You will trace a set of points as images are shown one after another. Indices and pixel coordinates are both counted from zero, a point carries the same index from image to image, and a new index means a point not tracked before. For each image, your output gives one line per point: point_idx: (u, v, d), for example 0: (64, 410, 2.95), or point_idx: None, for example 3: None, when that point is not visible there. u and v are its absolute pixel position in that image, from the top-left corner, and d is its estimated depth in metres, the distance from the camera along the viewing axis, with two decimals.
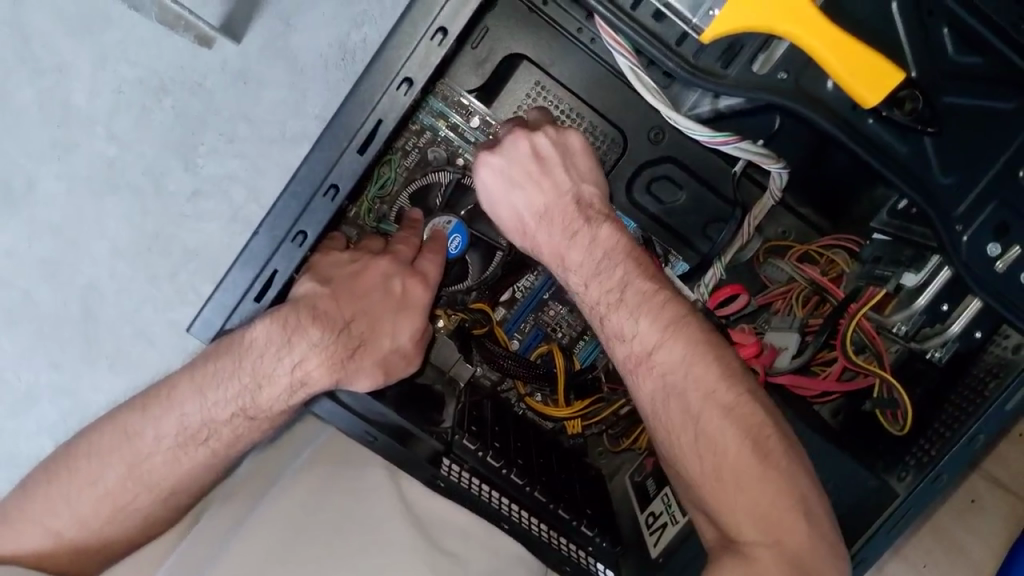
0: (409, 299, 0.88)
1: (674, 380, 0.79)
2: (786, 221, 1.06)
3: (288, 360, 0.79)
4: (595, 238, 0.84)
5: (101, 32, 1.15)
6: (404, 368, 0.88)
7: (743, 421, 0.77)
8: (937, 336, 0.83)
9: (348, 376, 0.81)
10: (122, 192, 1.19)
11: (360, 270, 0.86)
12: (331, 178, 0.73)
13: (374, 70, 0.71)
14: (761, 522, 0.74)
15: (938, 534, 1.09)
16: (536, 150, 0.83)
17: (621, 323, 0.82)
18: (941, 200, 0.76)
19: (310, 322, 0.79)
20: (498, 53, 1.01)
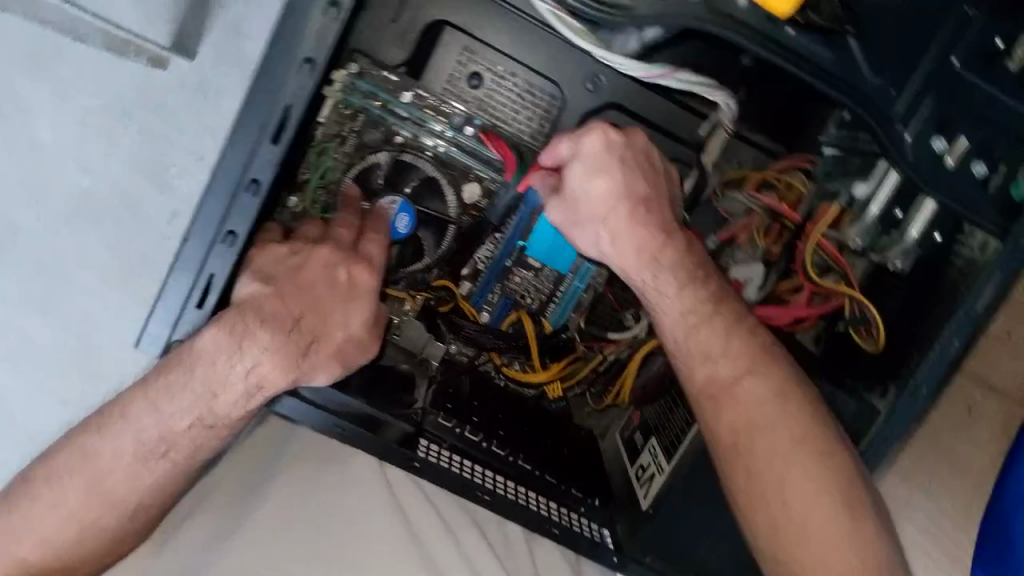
0: (357, 287, 0.83)
1: (762, 416, 0.81)
2: (742, 152, 1.01)
3: (241, 366, 0.76)
4: (664, 258, 0.83)
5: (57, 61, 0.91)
6: (360, 357, 0.83)
7: (833, 471, 0.79)
8: (896, 245, 0.81)
9: (304, 374, 0.78)
10: (104, 220, 0.94)
11: (301, 262, 0.82)
12: (250, 172, 0.71)
13: (277, 54, 0.69)
14: (817, 533, 0.78)
15: (936, 447, 1.03)
16: (638, 144, 0.81)
17: (710, 342, 0.84)
18: (876, 102, 0.74)
19: (256, 324, 0.76)
20: (420, 22, 0.99)
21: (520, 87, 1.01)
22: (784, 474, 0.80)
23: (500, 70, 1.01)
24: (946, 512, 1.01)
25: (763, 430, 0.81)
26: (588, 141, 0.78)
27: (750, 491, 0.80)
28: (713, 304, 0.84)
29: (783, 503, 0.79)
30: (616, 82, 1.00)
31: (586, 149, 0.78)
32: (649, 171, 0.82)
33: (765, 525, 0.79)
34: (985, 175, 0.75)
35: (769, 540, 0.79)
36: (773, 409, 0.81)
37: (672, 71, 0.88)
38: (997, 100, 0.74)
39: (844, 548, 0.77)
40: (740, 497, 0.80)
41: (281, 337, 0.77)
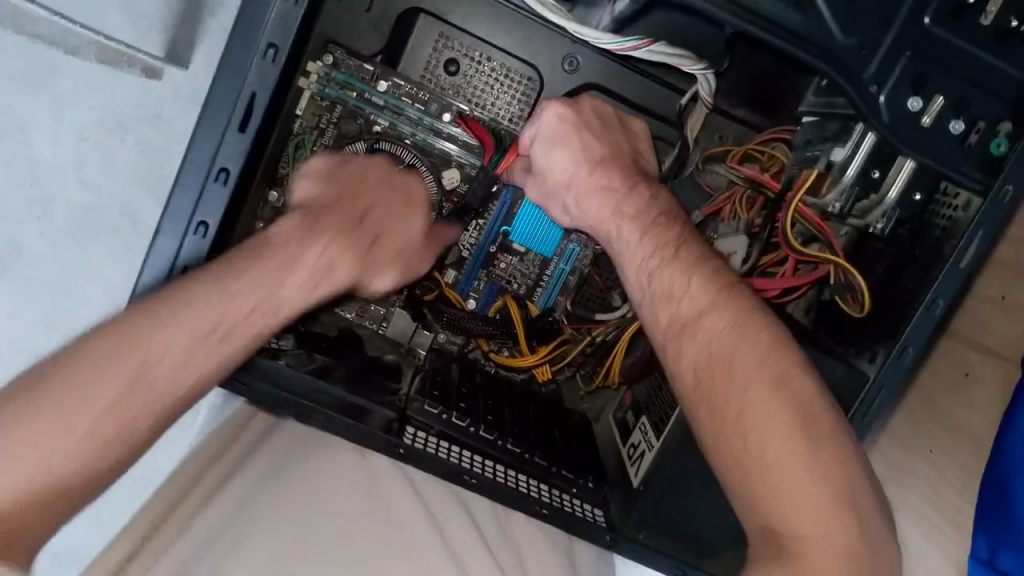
0: (410, 192, 0.91)
1: (719, 347, 0.75)
2: (721, 125, 1.02)
3: (314, 253, 0.79)
4: (633, 208, 0.86)
5: (53, 84, 1.05)
6: (421, 269, 0.92)
7: (795, 398, 0.71)
8: (876, 207, 0.80)
9: (376, 266, 0.85)
10: (105, 238, 1.08)
11: (360, 173, 0.89)
12: (219, 161, 0.72)
13: (240, 37, 0.69)
14: (799, 505, 0.68)
15: (936, 417, 1.03)
16: (590, 112, 0.92)
17: (673, 282, 0.80)
18: (849, 63, 0.73)
19: (324, 220, 0.82)
20: (393, 10, 0.98)
21: (497, 71, 1.01)
22: (745, 404, 0.72)
23: (476, 56, 1.00)
24: (946, 479, 1.00)
25: (739, 383, 0.73)
26: (543, 119, 0.90)
27: (714, 428, 0.74)
28: (674, 245, 0.82)
29: (744, 434, 0.71)
30: (592, 62, 1.00)
31: (542, 123, 0.90)
32: (606, 136, 0.92)
33: (730, 461, 0.72)
34: (962, 132, 0.74)
35: (736, 476, 0.72)
36: (733, 339, 0.75)
37: (648, 42, 0.85)
38: (973, 57, 0.73)
39: (810, 480, 0.68)
40: (710, 440, 0.74)
41: (349, 234, 0.82)
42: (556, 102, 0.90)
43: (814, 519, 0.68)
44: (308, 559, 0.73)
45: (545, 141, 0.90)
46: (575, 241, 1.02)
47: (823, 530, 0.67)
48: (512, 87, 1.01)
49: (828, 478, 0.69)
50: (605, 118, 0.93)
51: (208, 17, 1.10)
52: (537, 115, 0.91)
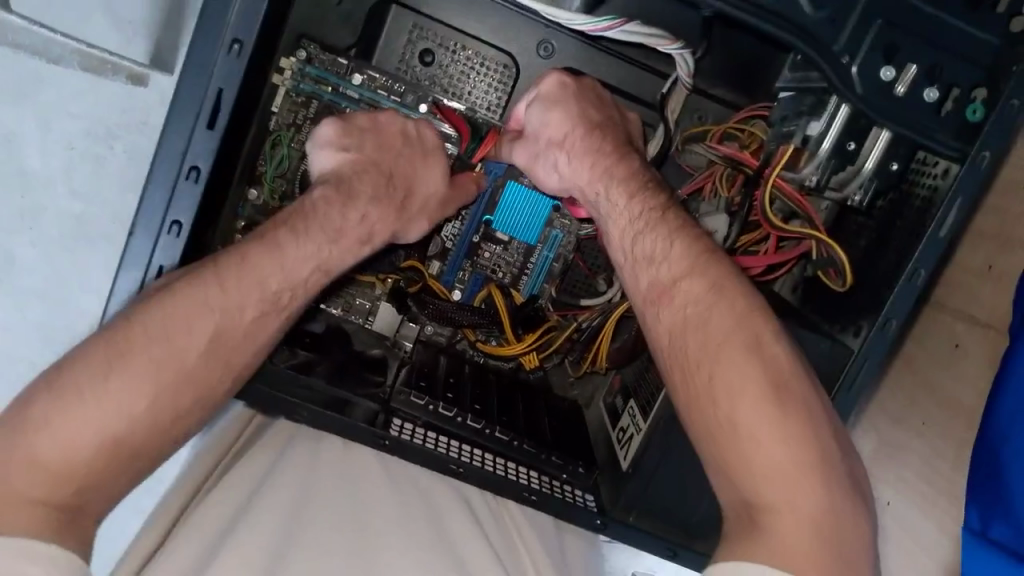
0: (426, 142, 0.93)
1: (696, 312, 0.75)
2: (701, 104, 1.01)
3: (355, 215, 0.84)
4: (620, 171, 0.86)
5: (38, 96, 1.06)
6: (444, 213, 0.93)
7: (769, 366, 0.71)
8: (854, 178, 0.79)
9: (405, 223, 0.90)
10: (96, 244, 1.10)
11: (371, 124, 0.90)
12: (189, 160, 0.71)
13: (202, 31, 0.69)
14: (769, 476, 0.67)
15: (926, 387, 1.03)
16: (588, 85, 0.93)
17: (656, 245, 0.80)
18: (820, 35, 0.72)
19: (358, 185, 0.87)
20: (366, 2, 0.98)
21: (472, 60, 1.00)
22: (716, 367, 0.72)
23: (451, 45, 1.00)
24: (939, 452, 0.99)
25: (712, 353, 0.72)
26: (545, 83, 0.91)
27: (684, 393, 0.73)
28: (657, 212, 0.82)
29: (715, 398, 0.71)
30: (567, 47, 1.00)
31: (542, 88, 0.91)
32: (603, 107, 0.92)
33: (700, 426, 0.71)
34: (938, 100, 0.73)
35: (709, 445, 0.71)
36: (710, 303, 0.75)
37: (622, 22, 0.84)
38: (945, 23, 0.72)
39: (777, 445, 0.67)
40: (685, 408, 0.73)
41: (382, 198, 0.88)
42: (555, 71, 0.91)
43: (783, 484, 0.66)
44: (303, 551, 0.65)
45: (542, 101, 0.91)
46: (558, 226, 1.02)
47: (791, 496, 0.66)
48: (488, 76, 1.01)
49: (797, 445, 0.68)
50: (602, 94, 0.93)
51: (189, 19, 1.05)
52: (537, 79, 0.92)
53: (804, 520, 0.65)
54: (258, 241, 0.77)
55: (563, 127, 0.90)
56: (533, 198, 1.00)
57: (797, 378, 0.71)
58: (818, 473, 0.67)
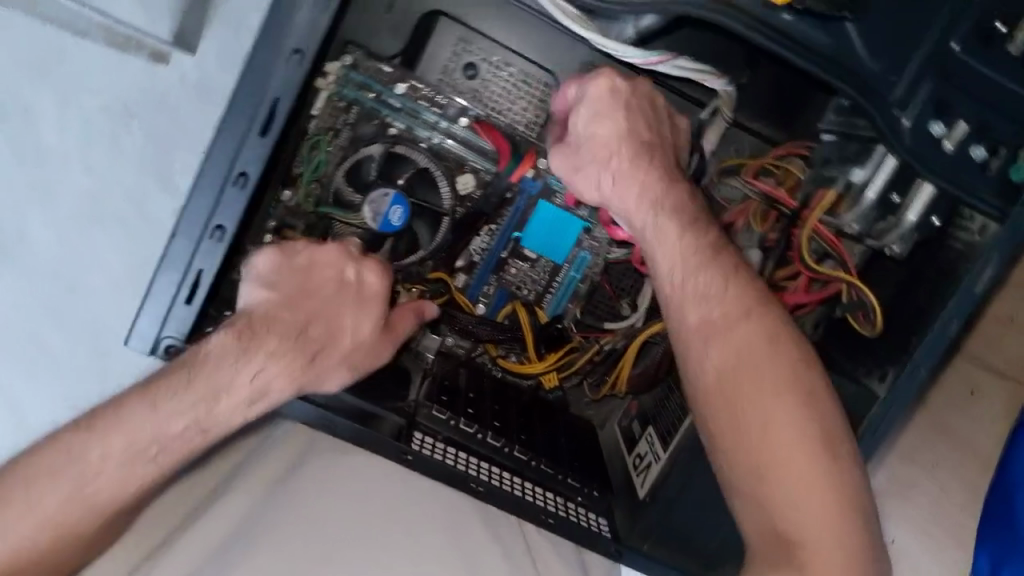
0: (364, 290, 0.81)
1: (746, 358, 0.77)
2: (740, 139, 1.00)
3: (247, 371, 0.74)
4: (671, 194, 0.84)
5: (57, 68, 1.07)
6: (370, 364, 0.81)
7: (816, 416, 0.75)
8: (893, 229, 0.78)
9: (316, 377, 0.77)
10: (110, 224, 1.08)
11: (310, 262, 0.81)
12: (238, 165, 0.71)
13: (268, 41, 0.70)
14: (801, 494, 0.72)
15: (942, 431, 1.03)
16: (642, 90, 0.87)
17: (700, 285, 0.80)
18: (873, 84, 0.74)
19: (268, 331, 0.76)
20: (417, 11, 1.00)
21: (513, 78, 1.00)
22: (763, 415, 0.75)
23: (495, 61, 1.00)
24: (948, 494, 1.01)
25: (756, 385, 0.76)
26: (570, 95, 0.87)
27: (726, 431, 0.77)
28: (710, 250, 0.82)
29: (762, 443, 0.74)
30: (612, 71, 0.99)
31: (591, 95, 0.85)
32: (645, 113, 0.86)
33: (741, 465, 0.75)
34: (984, 159, 0.73)
35: (743, 462, 0.75)
36: (760, 351, 0.77)
37: (671, 58, 0.85)
38: (999, 84, 0.73)
39: (819, 493, 0.72)
40: (719, 425, 0.77)
41: (287, 348, 0.75)
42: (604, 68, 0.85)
43: (809, 500, 0.72)
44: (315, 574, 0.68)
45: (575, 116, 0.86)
46: (586, 247, 1.01)
47: (833, 537, 0.71)
48: (528, 95, 1.01)
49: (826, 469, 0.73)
50: (647, 99, 0.87)
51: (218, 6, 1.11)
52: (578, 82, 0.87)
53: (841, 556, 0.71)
54: (212, 359, 0.73)
55: (613, 141, 0.84)
56: (562, 219, 0.99)
57: (841, 427, 0.76)
58: (841, 495, 0.73)
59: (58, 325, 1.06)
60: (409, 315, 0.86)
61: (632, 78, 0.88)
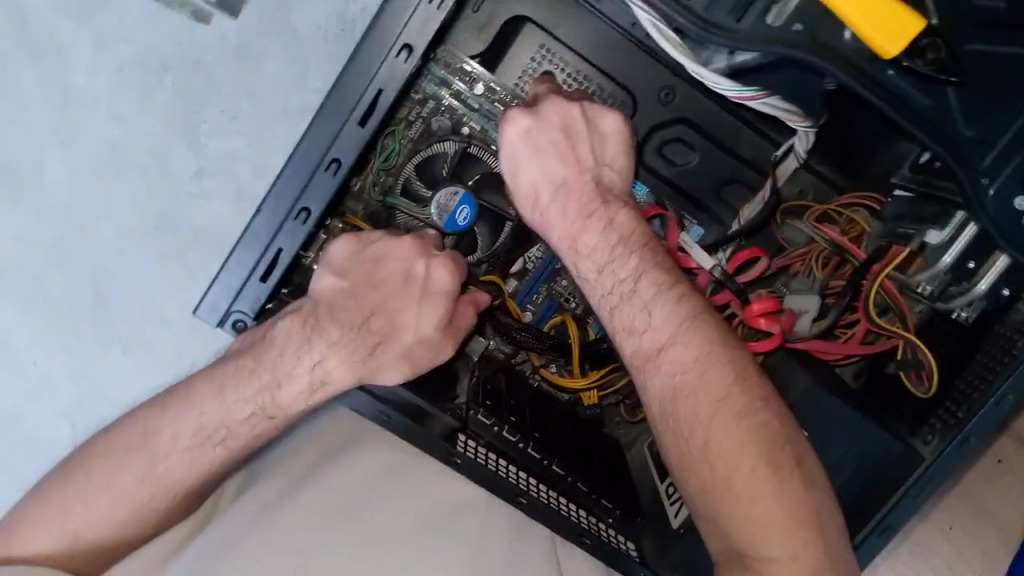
0: (432, 284, 0.80)
1: (685, 382, 0.74)
2: (803, 179, 1.02)
3: (307, 358, 0.75)
4: (612, 222, 0.81)
5: (98, 14, 1.13)
6: (433, 362, 0.79)
7: (755, 426, 0.72)
8: (963, 295, 0.80)
9: (371, 373, 0.76)
10: (128, 174, 1.15)
11: (381, 254, 0.81)
12: (332, 152, 0.73)
13: (377, 33, 0.71)
14: (772, 531, 0.69)
15: (967, 500, 1.03)
16: (579, 121, 0.83)
17: (633, 316, 0.77)
18: (966, 152, 0.74)
19: (332, 321, 0.76)
20: (502, 15, 0.98)
21: (593, 92, 0.99)
22: (707, 435, 0.72)
23: (573, 72, 0.99)
24: (966, 559, 1.02)
25: (705, 421, 0.72)
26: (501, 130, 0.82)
27: (677, 454, 0.74)
28: (637, 272, 0.78)
29: (711, 462, 0.72)
30: (688, 98, 0.99)
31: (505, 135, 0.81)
32: (581, 131, 0.83)
33: (694, 487, 0.73)
34: None
35: (705, 498, 0.72)
36: (698, 371, 0.74)
37: (764, 95, 0.86)
38: None
39: (772, 505, 0.69)
40: (674, 458, 0.74)
41: (348, 338, 0.76)
42: (552, 102, 0.82)
43: (776, 536, 0.69)
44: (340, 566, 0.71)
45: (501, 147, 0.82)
46: None
47: (790, 549, 0.69)
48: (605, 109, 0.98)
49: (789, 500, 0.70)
50: (564, 109, 0.82)
51: None
52: (517, 109, 0.81)
53: (801, 571, 0.68)
54: (284, 342, 0.76)
55: (550, 181, 0.82)
56: None
57: (791, 448, 0.72)
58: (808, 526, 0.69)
59: (62, 268, 1.16)
60: (468, 309, 0.84)
61: (558, 98, 0.83)
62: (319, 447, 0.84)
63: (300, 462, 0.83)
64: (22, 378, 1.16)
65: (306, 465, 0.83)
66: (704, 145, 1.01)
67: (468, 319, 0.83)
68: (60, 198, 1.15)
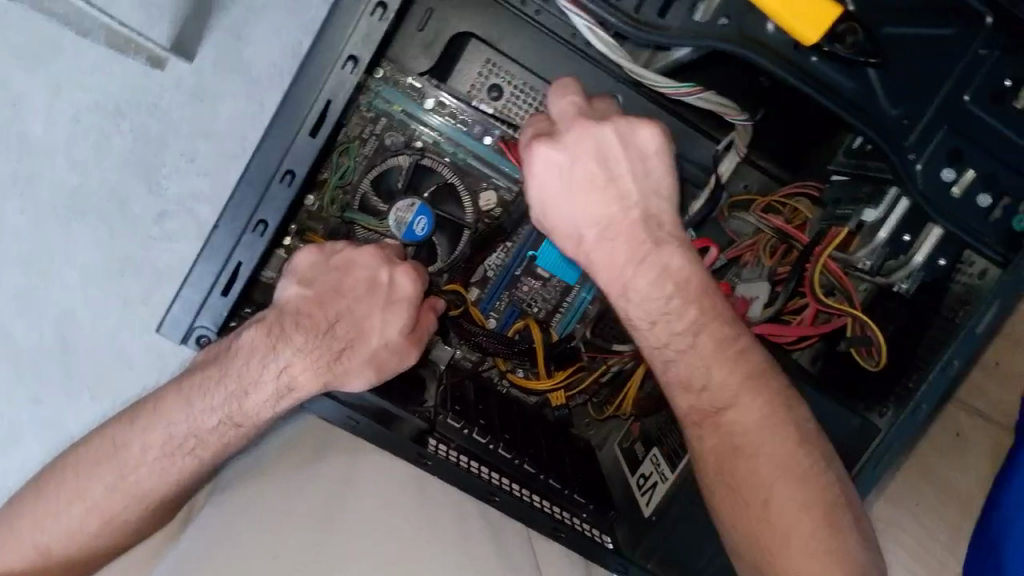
0: (397, 291, 0.82)
1: (748, 441, 0.75)
2: (749, 175, 1.04)
3: (274, 365, 0.76)
4: (666, 267, 0.78)
5: (52, 63, 1.14)
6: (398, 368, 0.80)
7: (816, 488, 0.73)
8: (902, 268, 0.84)
9: (337, 378, 0.77)
10: (90, 219, 1.16)
11: (345, 262, 0.82)
12: (286, 163, 0.75)
13: (321, 47, 0.74)
14: None
15: (927, 475, 1.06)
16: (620, 150, 0.78)
17: (692, 372, 0.77)
18: (892, 131, 0.79)
19: (295, 329, 0.78)
20: (447, 32, 0.99)
21: (539, 103, 1.03)
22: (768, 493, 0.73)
23: (519, 84, 1.03)
24: (933, 534, 1.04)
25: (765, 480, 0.73)
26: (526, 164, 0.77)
27: (728, 505, 0.75)
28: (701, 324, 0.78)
29: (767, 520, 0.72)
30: (633, 101, 0.99)
31: (531, 174, 0.77)
32: (619, 156, 0.77)
33: (743, 539, 0.74)
34: (989, 206, 0.79)
35: (755, 552, 0.72)
36: (764, 435, 0.75)
37: (700, 90, 0.90)
38: (998, 132, 0.79)
39: (833, 566, 0.69)
40: (725, 509, 0.75)
41: (313, 345, 0.77)
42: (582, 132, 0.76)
43: None
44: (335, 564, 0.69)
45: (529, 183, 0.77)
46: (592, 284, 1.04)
47: None
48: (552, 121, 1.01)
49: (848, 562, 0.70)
50: (603, 136, 0.77)
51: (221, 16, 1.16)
52: (544, 141, 0.76)
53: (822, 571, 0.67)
54: (247, 351, 0.77)
55: (590, 222, 0.78)
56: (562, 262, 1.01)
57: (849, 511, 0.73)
58: None
59: (24, 315, 1.15)
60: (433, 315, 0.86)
61: (589, 123, 0.77)
62: (289, 458, 0.85)
63: (269, 471, 0.84)
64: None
65: (277, 474, 0.82)
66: None
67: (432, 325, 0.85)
68: (19, 246, 1.14)
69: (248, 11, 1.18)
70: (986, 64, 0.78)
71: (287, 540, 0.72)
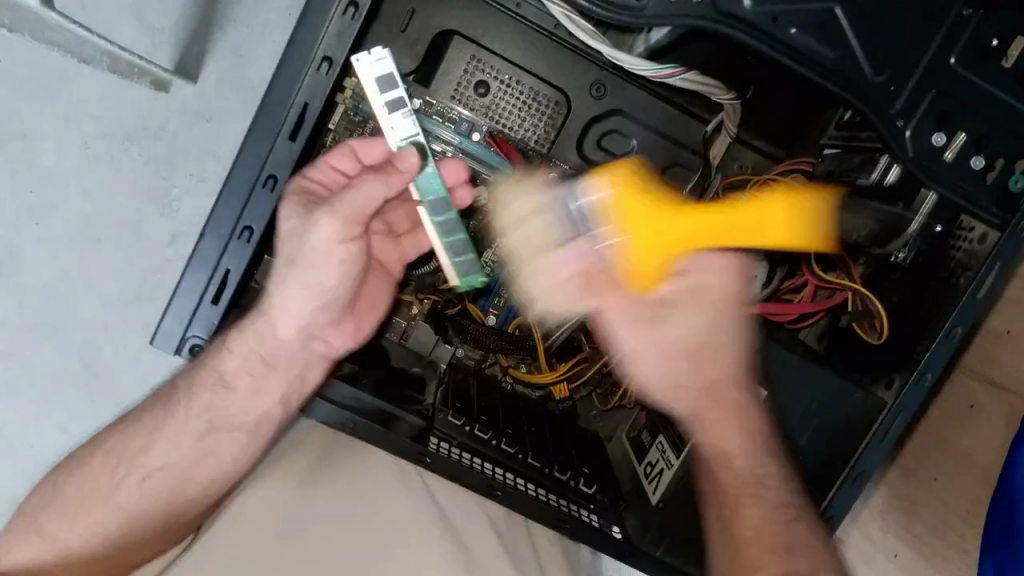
0: (371, 188, 0.74)
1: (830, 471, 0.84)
2: (744, 157, 1.03)
3: (304, 344, 0.82)
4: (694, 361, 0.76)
5: (59, 95, 1.15)
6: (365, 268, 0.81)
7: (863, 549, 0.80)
8: (898, 238, 0.84)
9: (358, 329, 0.86)
10: (104, 247, 1.16)
11: (293, 251, 0.76)
12: (269, 169, 0.77)
13: (297, 49, 0.76)
14: None
15: (940, 444, 1.05)
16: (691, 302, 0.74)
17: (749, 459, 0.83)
18: (877, 99, 0.78)
19: (309, 314, 0.81)
20: (431, 30, 0.98)
21: (526, 96, 1.01)
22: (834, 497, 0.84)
23: (506, 79, 1.01)
24: (952, 507, 1.03)
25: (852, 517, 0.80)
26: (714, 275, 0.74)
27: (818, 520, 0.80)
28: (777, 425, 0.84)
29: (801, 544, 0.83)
30: (619, 88, 1.00)
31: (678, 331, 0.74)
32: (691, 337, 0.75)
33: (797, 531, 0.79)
34: (982, 168, 0.79)
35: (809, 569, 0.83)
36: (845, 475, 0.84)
37: (683, 71, 0.90)
38: (989, 93, 0.77)
39: None
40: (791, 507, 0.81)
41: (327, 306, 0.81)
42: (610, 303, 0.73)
43: None
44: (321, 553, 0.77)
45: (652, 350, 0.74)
46: None
47: None
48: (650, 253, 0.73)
49: None
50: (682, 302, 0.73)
51: (219, 32, 1.17)
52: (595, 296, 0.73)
53: None
54: (282, 367, 0.82)
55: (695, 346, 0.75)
56: None
57: None
58: None
59: (45, 345, 1.16)
60: (371, 180, 0.75)
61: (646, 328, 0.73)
62: (289, 471, 0.84)
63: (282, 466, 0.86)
64: (17, 466, 1.16)
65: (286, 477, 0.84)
66: (641, 133, 1.02)
67: (373, 196, 0.75)
68: (39, 279, 1.15)
69: (243, 32, 1.18)
70: (971, 23, 0.76)
71: (302, 546, 0.77)
